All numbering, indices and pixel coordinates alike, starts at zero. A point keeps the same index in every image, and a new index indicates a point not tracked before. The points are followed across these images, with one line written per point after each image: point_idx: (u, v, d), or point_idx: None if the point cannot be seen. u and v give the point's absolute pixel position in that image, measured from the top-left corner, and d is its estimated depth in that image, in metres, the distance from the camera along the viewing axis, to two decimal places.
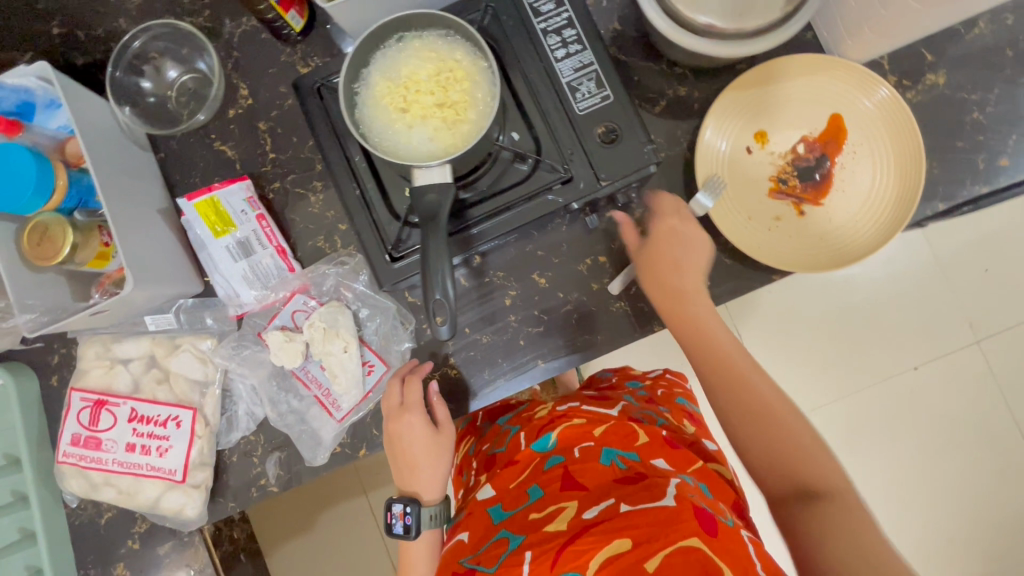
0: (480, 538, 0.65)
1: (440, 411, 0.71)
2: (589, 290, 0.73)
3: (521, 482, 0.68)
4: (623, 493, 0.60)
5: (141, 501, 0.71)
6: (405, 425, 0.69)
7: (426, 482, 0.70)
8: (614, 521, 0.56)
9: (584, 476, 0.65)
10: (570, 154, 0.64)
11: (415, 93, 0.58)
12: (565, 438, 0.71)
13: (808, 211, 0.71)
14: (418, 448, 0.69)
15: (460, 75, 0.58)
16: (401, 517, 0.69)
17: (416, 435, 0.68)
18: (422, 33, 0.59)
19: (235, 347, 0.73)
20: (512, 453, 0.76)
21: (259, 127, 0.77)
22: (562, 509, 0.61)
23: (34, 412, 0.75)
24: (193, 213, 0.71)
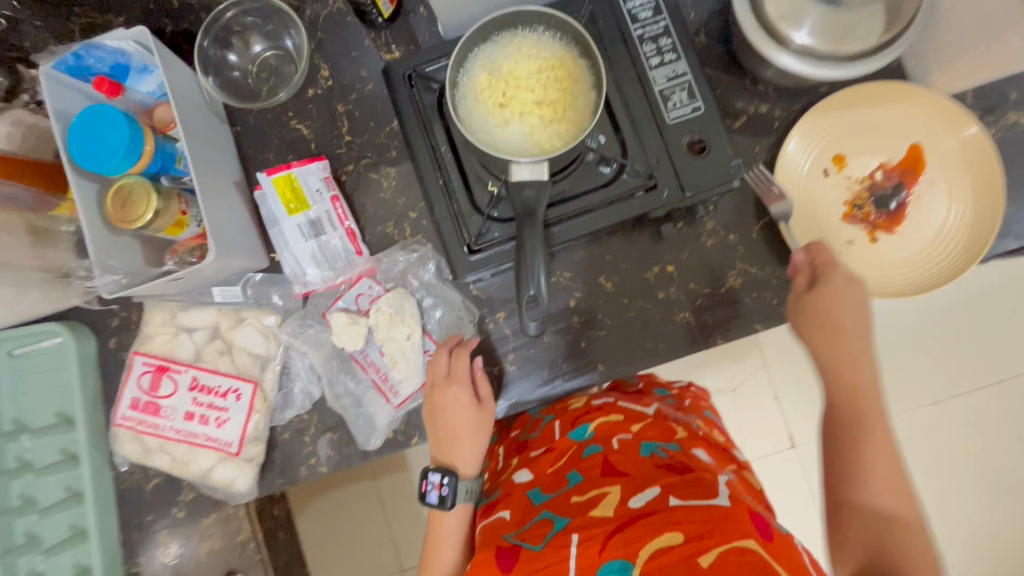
0: (522, 515, 0.62)
1: (484, 386, 0.70)
2: (654, 298, 0.73)
3: (560, 465, 0.67)
4: (672, 486, 0.57)
5: (193, 470, 0.71)
6: (450, 397, 0.68)
7: (463, 455, 0.69)
8: (663, 513, 0.53)
9: (625, 463, 0.63)
10: (656, 162, 0.64)
11: (516, 89, 0.58)
12: (604, 428, 0.70)
13: (880, 239, 0.71)
14: (459, 422, 0.68)
15: (562, 75, 0.59)
16: (438, 487, 0.68)
17: (460, 408, 0.68)
18: (526, 31, 0.60)
19: (299, 326, 0.73)
20: (545, 442, 0.73)
21: (337, 109, 0.77)
22: (605, 494, 0.59)
23: (92, 372, 0.76)
24: (269, 188, 0.71)
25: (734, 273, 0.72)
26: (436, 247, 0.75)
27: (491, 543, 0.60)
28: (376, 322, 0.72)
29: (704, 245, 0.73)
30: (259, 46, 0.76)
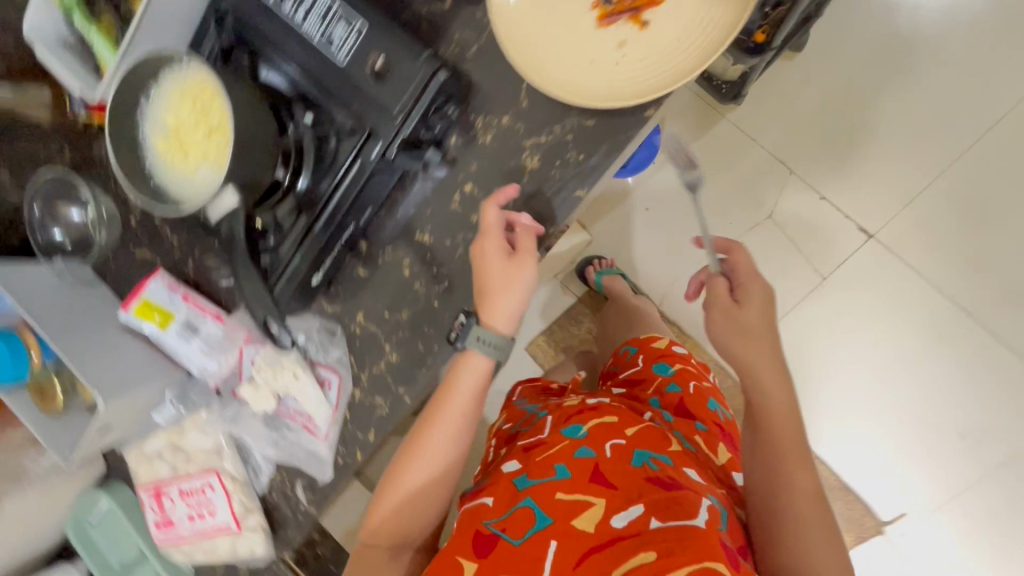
0: (505, 505, 0.65)
1: (523, 240, 0.63)
2: (473, 223, 0.68)
3: (550, 454, 0.67)
4: (654, 505, 0.60)
5: (224, 553, 0.85)
6: (486, 243, 0.62)
7: (497, 310, 0.62)
8: (643, 537, 0.57)
9: (614, 475, 0.64)
10: (357, 107, 0.60)
11: (185, 136, 0.61)
12: (596, 430, 0.69)
13: (649, 18, 0.58)
14: (490, 269, 0.62)
15: (203, 96, 0.60)
16: (461, 327, 0.67)
17: (492, 258, 0.62)
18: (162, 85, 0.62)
19: (225, 409, 0.82)
20: (535, 437, 0.75)
21: (158, 222, 0.84)
22: (587, 505, 0.61)
23: (136, 512, 0.93)
24: (133, 318, 0.78)
25: (528, 152, 0.65)
26: None
27: (470, 528, 0.64)
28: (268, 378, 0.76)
29: (485, 145, 0.66)
30: (77, 213, 0.85)
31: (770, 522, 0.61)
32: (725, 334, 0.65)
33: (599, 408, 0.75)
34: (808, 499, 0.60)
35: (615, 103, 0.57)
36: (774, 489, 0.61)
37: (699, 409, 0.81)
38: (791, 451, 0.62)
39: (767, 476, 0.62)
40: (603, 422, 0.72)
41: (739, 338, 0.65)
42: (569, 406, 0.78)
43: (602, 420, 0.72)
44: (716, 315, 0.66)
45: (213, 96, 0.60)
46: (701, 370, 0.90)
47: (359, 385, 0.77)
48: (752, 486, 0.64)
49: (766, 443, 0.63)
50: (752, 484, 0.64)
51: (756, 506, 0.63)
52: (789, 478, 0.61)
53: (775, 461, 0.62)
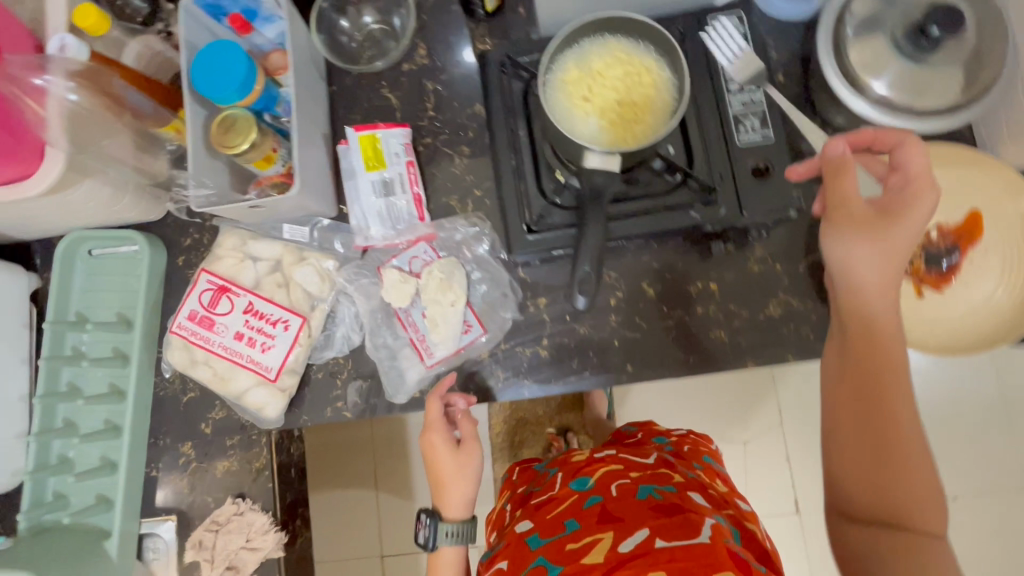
0: (517, 566, 0.64)
1: (464, 427, 0.75)
2: (693, 311, 0.75)
3: (560, 510, 0.68)
4: (659, 529, 0.61)
5: (231, 388, 0.75)
6: (431, 441, 0.74)
7: (453, 498, 0.74)
8: (651, 555, 0.57)
9: (621, 510, 0.65)
10: (720, 176, 0.67)
11: (600, 87, 0.62)
12: (603, 480, 0.72)
13: (928, 294, 0.72)
14: (443, 466, 0.74)
15: (637, 75, 0.62)
16: (422, 527, 0.74)
17: (441, 450, 0.74)
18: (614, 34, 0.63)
19: (355, 274, 0.78)
20: (547, 492, 0.74)
21: (426, 85, 0.83)
22: (598, 540, 0.62)
23: (157, 282, 0.81)
24: (353, 143, 0.77)
25: (776, 300, 0.74)
26: (493, 226, 0.79)
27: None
28: (425, 281, 0.76)
29: (750, 269, 0.74)
30: (369, 19, 0.83)
31: (868, 506, 0.51)
32: (850, 203, 0.57)
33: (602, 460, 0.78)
34: (901, 400, 0.53)
35: None
36: (874, 458, 0.52)
37: (697, 463, 0.79)
38: (894, 371, 0.54)
39: (860, 429, 0.53)
40: (608, 470, 0.74)
41: (874, 221, 0.55)
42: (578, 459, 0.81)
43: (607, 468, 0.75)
44: (843, 226, 0.56)
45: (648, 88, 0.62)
46: (699, 438, 0.88)
47: (492, 351, 0.77)
48: (834, 459, 0.54)
49: (877, 395, 0.53)
50: (839, 454, 0.54)
51: (847, 477, 0.53)
52: (883, 383, 0.53)
53: (878, 387, 0.53)
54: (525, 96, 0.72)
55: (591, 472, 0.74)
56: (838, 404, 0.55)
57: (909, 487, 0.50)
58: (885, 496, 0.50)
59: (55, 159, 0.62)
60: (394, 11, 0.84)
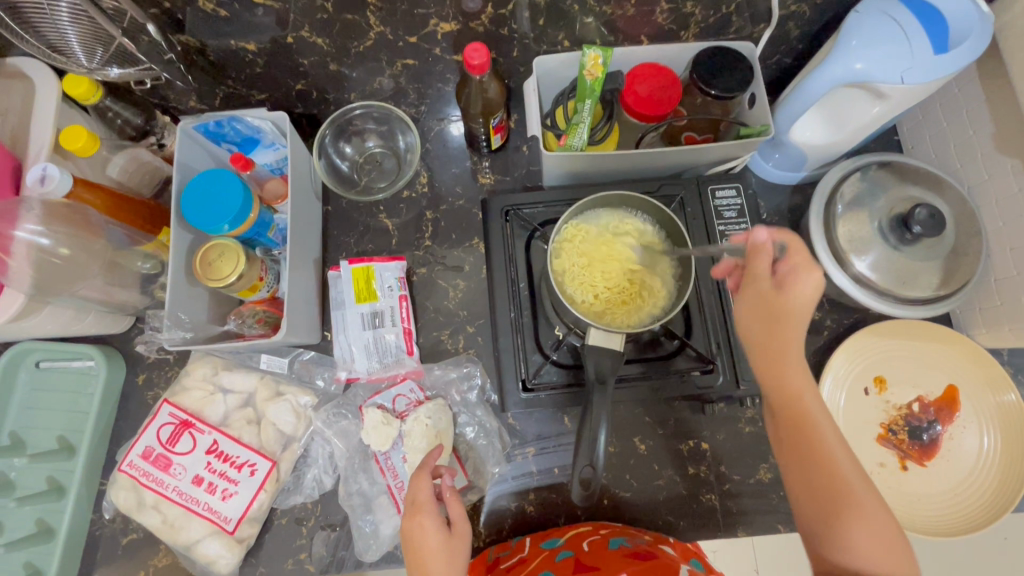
0: None
1: (455, 508, 0.61)
2: (684, 472, 0.73)
3: (532, 567, 0.63)
4: (638, 572, 0.57)
5: (180, 538, 0.67)
6: (416, 526, 0.59)
7: None
8: None
9: (595, 559, 0.62)
10: (717, 347, 0.67)
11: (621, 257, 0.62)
12: (575, 537, 0.67)
13: (911, 467, 0.73)
14: (429, 553, 0.58)
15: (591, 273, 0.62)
16: None
17: (427, 536, 0.58)
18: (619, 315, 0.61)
19: (333, 415, 0.73)
20: (516, 556, 0.67)
21: (426, 214, 0.83)
22: None
23: (112, 404, 0.75)
24: (347, 274, 0.74)
25: (767, 466, 0.73)
26: (484, 366, 0.76)
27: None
28: (411, 427, 0.71)
29: (740, 431, 0.74)
30: (372, 144, 0.84)
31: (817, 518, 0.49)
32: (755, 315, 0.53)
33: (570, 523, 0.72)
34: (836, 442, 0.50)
35: (916, 518, 0.70)
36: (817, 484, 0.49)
37: None
38: (818, 425, 0.50)
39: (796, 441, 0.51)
40: (578, 531, 0.69)
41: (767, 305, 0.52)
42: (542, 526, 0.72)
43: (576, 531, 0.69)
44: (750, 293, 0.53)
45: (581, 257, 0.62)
46: None
47: (476, 503, 0.73)
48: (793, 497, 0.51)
49: (806, 433, 0.50)
50: (796, 492, 0.51)
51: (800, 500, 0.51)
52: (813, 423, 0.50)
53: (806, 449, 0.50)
54: (527, 246, 0.71)
55: (561, 534, 0.69)
56: (785, 457, 0.52)
57: (851, 540, 0.47)
58: (861, 560, 0.46)
59: (12, 298, 0.58)
60: (396, 132, 0.83)
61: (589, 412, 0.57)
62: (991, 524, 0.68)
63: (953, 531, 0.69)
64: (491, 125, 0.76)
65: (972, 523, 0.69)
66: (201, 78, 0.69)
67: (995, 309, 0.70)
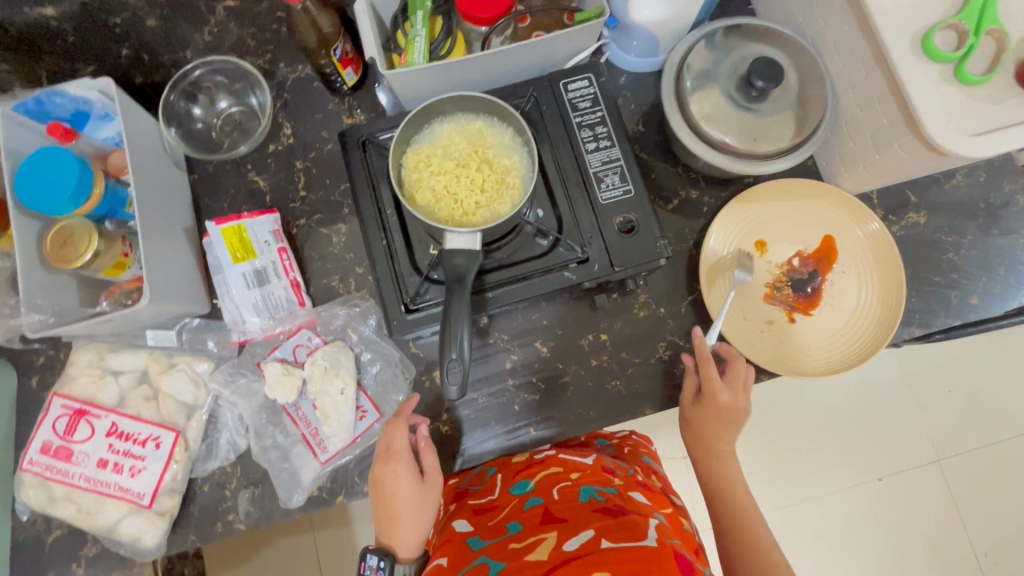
0: (456, 564, 0.60)
1: (427, 458, 0.68)
2: (589, 365, 0.75)
3: (502, 515, 0.65)
4: (605, 529, 0.56)
5: (98, 522, 0.67)
6: (390, 473, 0.66)
7: (406, 537, 0.66)
8: (596, 554, 0.52)
9: (564, 509, 0.61)
10: (589, 237, 0.68)
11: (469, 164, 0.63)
12: (546, 480, 0.67)
13: (799, 319, 0.75)
14: (399, 500, 0.65)
15: (440, 179, 0.62)
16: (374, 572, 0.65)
17: (401, 486, 0.65)
18: (471, 217, 0.62)
19: (231, 375, 0.73)
20: (487, 495, 0.69)
21: (296, 165, 0.81)
22: (541, 540, 0.58)
23: (7, 410, 0.73)
24: (216, 237, 0.72)
25: (664, 344, 0.76)
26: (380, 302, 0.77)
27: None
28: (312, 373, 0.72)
29: (635, 316, 0.76)
30: (225, 103, 0.81)
31: (737, 529, 0.68)
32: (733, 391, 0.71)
33: (547, 459, 0.72)
34: (743, 489, 0.72)
35: (807, 366, 0.73)
36: (732, 509, 0.70)
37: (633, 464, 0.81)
38: (737, 491, 0.71)
39: (710, 487, 0.73)
40: (549, 472, 0.69)
41: (720, 414, 0.71)
42: (518, 459, 0.73)
43: (547, 469, 0.70)
44: (699, 418, 0.72)
45: (430, 167, 0.63)
46: (636, 441, 0.90)
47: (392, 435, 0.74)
48: (721, 516, 0.70)
49: (716, 485, 0.72)
50: (725, 514, 0.70)
51: (727, 527, 0.69)
52: (724, 476, 0.72)
53: (718, 491, 0.72)
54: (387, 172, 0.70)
55: (532, 473, 0.69)
56: (710, 507, 0.72)
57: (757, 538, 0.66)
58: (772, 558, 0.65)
59: None
60: (248, 90, 0.81)
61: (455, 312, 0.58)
62: (875, 354, 0.72)
63: (841, 370, 0.73)
64: (336, 58, 0.74)
65: (857, 358, 0.73)
66: (15, 57, 0.67)
67: (850, 150, 0.72)
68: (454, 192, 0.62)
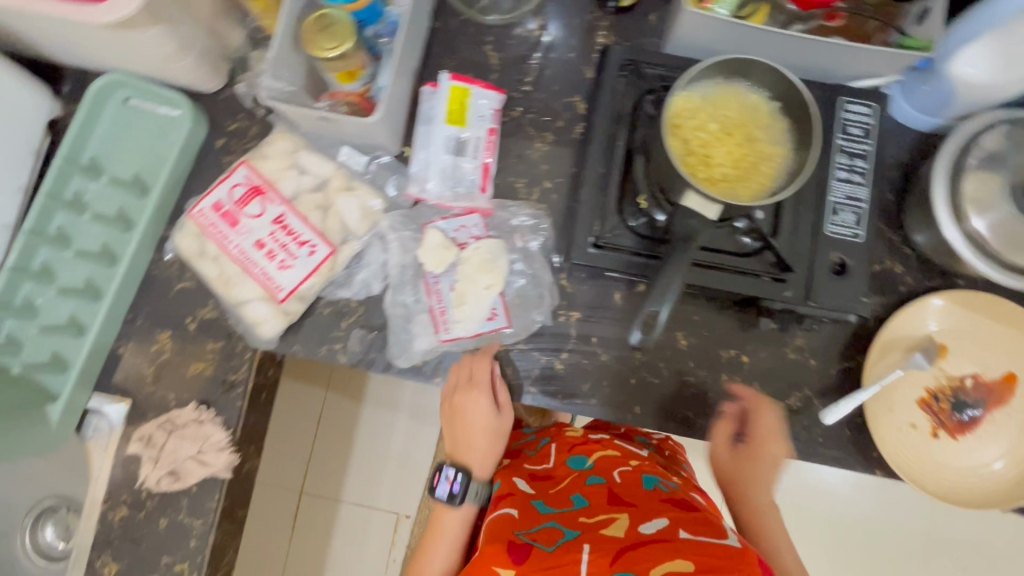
0: (532, 521, 0.67)
1: (503, 394, 0.73)
2: (717, 377, 0.73)
3: (563, 486, 0.73)
4: (678, 520, 0.63)
5: (233, 293, 0.70)
6: (470, 400, 0.73)
7: (477, 455, 0.78)
8: (675, 542, 0.58)
9: (630, 495, 0.68)
10: (797, 259, 0.65)
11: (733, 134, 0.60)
12: (602, 463, 0.76)
13: (942, 437, 0.71)
14: (474, 426, 0.75)
15: (699, 135, 0.59)
16: (449, 483, 0.76)
17: (477, 412, 0.73)
18: (716, 183, 0.58)
19: (400, 224, 0.74)
20: (543, 463, 0.80)
21: (533, 57, 0.78)
22: (612, 518, 0.64)
23: (189, 156, 0.75)
24: (444, 91, 0.72)
25: (798, 394, 0.73)
26: (553, 224, 0.75)
27: (501, 538, 0.65)
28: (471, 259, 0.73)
29: (784, 355, 0.73)
30: None
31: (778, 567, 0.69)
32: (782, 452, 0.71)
33: (599, 442, 0.82)
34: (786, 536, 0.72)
35: (930, 484, 0.70)
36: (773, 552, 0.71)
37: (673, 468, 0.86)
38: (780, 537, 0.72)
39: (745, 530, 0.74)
40: (606, 455, 0.78)
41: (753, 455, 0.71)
42: (571, 434, 0.84)
43: (604, 452, 0.79)
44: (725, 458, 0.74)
45: (694, 119, 0.60)
46: (675, 448, 0.93)
47: (507, 347, 0.74)
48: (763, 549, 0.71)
49: (754, 531, 0.73)
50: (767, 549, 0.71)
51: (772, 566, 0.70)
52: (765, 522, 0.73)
53: (757, 532, 0.73)
54: (636, 106, 0.68)
55: (589, 453, 0.78)
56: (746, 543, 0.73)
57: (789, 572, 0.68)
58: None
59: None
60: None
61: (670, 268, 0.53)
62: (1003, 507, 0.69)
63: (962, 504, 0.69)
64: None
65: (982, 502, 0.69)
66: None
67: None
68: (706, 152, 0.59)
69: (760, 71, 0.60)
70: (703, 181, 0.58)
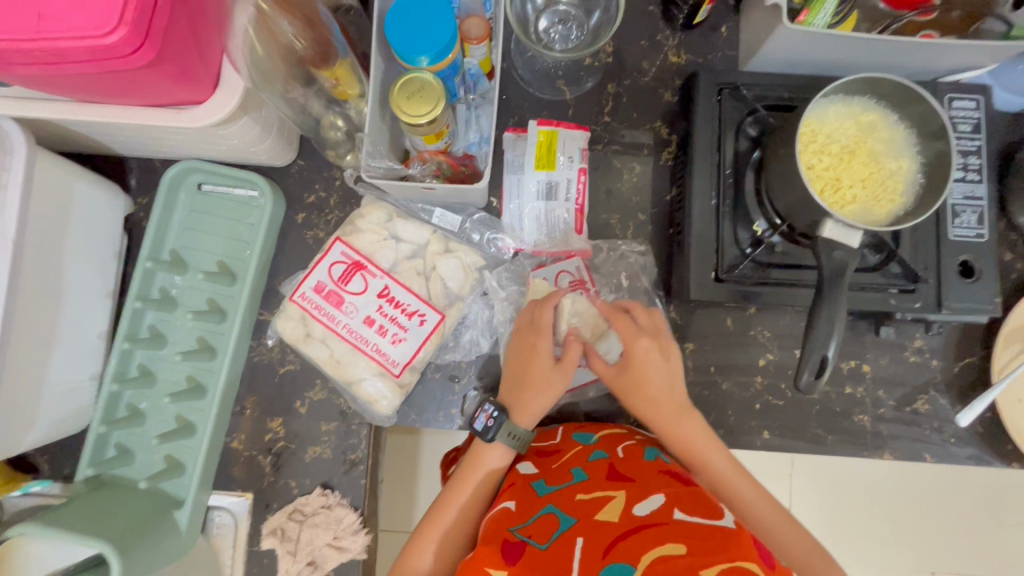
0: (523, 510, 0.55)
1: (572, 348, 0.63)
2: (841, 390, 0.72)
3: (565, 460, 0.62)
4: (677, 498, 0.51)
5: (345, 374, 0.68)
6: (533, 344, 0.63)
7: (528, 406, 0.62)
8: (669, 525, 0.47)
9: (631, 470, 0.57)
10: (925, 265, 0.64)
11: (857, 156, 0.58)
12: (609, 439, 0.64)
13: None
14: (534, 364, 0.63)
15: (825, 158, 0.57)
16: (486, 417, 0.62)
17: (541, 358, 0.63)
18: (851, 208, 0.57)
19: (505, 280, 0.72)
20: (549, 441, 0.68)
21: (607, 87, 0.76)
22: (610, 499, 0.53)
23: (274, 235, 0.73)
24: (533, 137, 0.70)
25: (924, 397, 0.72)
26: (656, 257, 0.74)
27: (494, 537, 0.51)
28: (576, 325, 0.69)
29: (905, 358, 0.72)
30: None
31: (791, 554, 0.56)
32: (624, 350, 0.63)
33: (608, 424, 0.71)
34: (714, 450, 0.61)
35: None
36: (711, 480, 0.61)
37: None
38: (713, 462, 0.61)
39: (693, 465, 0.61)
40: (614, 433, 0.66)
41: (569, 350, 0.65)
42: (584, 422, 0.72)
43: (612, 430, 0.67)
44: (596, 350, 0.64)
45: (819, 144, 0.58)
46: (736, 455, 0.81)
47: None
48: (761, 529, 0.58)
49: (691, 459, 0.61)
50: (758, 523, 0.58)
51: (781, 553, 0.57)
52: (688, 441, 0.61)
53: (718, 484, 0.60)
54: (737, 131, 0.66)
55: (598, 430, 0.67)
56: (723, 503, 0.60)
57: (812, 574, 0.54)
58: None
59: (232, 88, 0.53)
60: (595, 6, 0.75)
61: (827, 307, 0.53)
62: None
63: None
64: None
65: None
66: None
67: None
68: (835, 176, 0.57)
69: (893, 95, 0.58)
70: (829, 204, 0.57)
